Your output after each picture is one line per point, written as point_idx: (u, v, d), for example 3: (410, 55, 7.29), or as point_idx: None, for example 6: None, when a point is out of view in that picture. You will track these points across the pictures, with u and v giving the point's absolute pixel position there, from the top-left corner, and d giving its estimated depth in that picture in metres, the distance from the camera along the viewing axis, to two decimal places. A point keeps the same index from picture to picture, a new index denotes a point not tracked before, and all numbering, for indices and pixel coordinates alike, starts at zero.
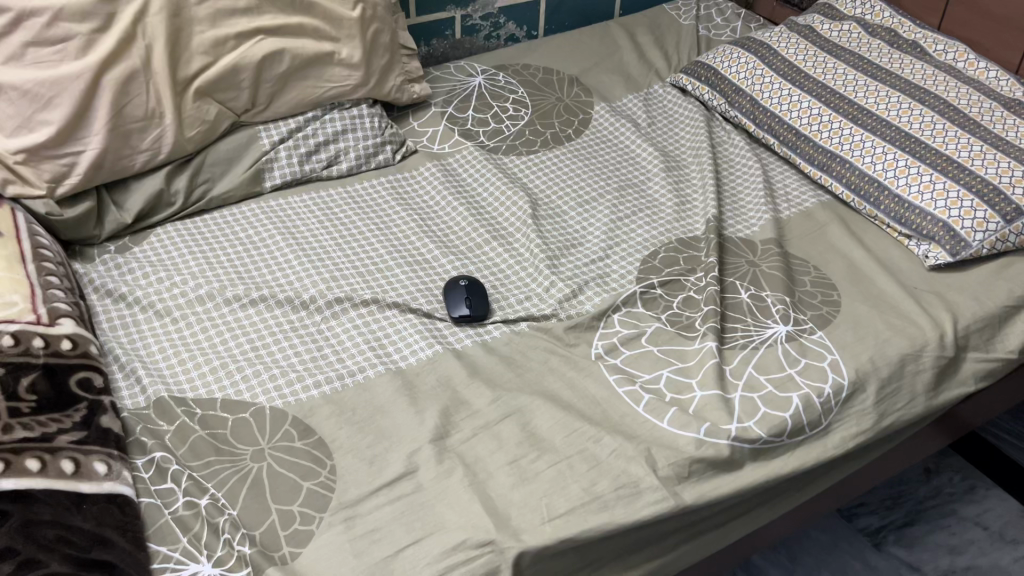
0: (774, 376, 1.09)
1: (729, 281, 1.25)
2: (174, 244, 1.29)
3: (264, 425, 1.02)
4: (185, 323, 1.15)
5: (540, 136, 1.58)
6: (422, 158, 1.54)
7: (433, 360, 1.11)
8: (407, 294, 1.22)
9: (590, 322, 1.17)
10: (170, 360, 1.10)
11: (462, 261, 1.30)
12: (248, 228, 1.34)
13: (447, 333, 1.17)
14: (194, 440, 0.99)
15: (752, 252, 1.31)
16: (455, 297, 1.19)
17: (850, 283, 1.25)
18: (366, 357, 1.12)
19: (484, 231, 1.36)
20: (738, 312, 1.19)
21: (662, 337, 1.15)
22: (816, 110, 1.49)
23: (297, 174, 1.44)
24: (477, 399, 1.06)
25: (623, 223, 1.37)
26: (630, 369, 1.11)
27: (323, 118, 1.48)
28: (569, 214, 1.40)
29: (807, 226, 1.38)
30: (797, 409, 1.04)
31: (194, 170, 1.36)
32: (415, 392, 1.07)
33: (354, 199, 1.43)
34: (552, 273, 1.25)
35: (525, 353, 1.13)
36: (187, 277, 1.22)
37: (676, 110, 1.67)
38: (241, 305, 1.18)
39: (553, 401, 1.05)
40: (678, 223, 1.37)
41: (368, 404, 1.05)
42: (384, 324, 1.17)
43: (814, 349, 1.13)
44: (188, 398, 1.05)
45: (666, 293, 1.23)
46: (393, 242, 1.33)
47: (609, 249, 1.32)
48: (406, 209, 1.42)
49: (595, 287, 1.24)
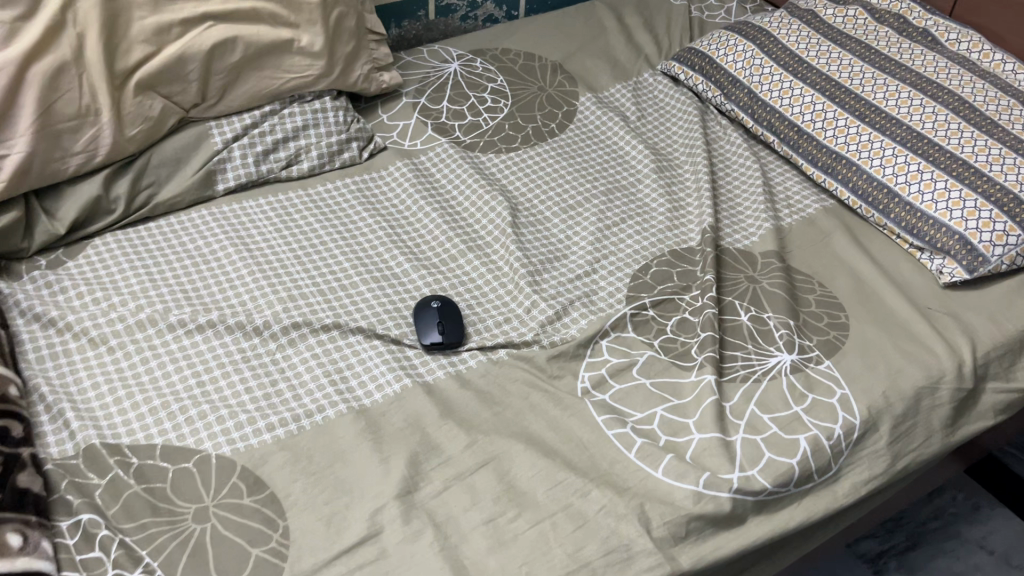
0: (778, 414, 0.98)
1: (728, 301, 1.14)
2: (114, 259, 1.16)
3: (208, 478, 0.90)
4: (121, 354, 1.03)
5: (521, 131, 1.46)
6: (391, 156, 1.41)
7: (402, 397, 1.00)
8: (373, 317, 1.10)
9: (575, 350, 1.05)
10: (103, 399, 0.97)
11: (435, 276, 1.18)
12: (197, 239, 1.22)
13: (417, 364, 1.05)
14: (128, 497, 0.88)
15: (752, 266, 1.20)
16: (427, 322, 1.07)
17: (859, 302, 1.15)
18: (326, 394, 1.00)
19: (459, 241, 1.24)
20: (738, 338, 1.08)
21: (655, 367, 1.04)
22: (819, 106, 1.38)
23: (252, 175, 1.31)
24: (448, 444, 0.95)
25: (611, 231, 1.26)
26: (620, 406, 1.00)
27: (281, 113, 1.34)
28: (552, 221, 1.28)
29: (810, 234, 1.27)
30: (805, 454, 0.94)
31: (136, 173, 1.23)
32: (380, 436, 0.95)
33: (316, 204, 1.30)
34: (533, 292, 1.14)
35: (503, 386, 1.02)
36: (126, 298, 1.09)
37: (667, 101, 1.55)
38: (186, 331, 1.06)
39: (535, 447, 0.94)
40: (670, 231, 1.26)
41: (326, 450, 0.94)
42: (346, 353, 1.05)
43: (822, 382, 1.02)
44: (123, 445, 0.93)
45: (659, 315, 1.12)
46: (359, 254, 1.21)
47: (597, 262, 1.20)
48: (374, 215, 1.29)
49: (580, 307, 1.13)
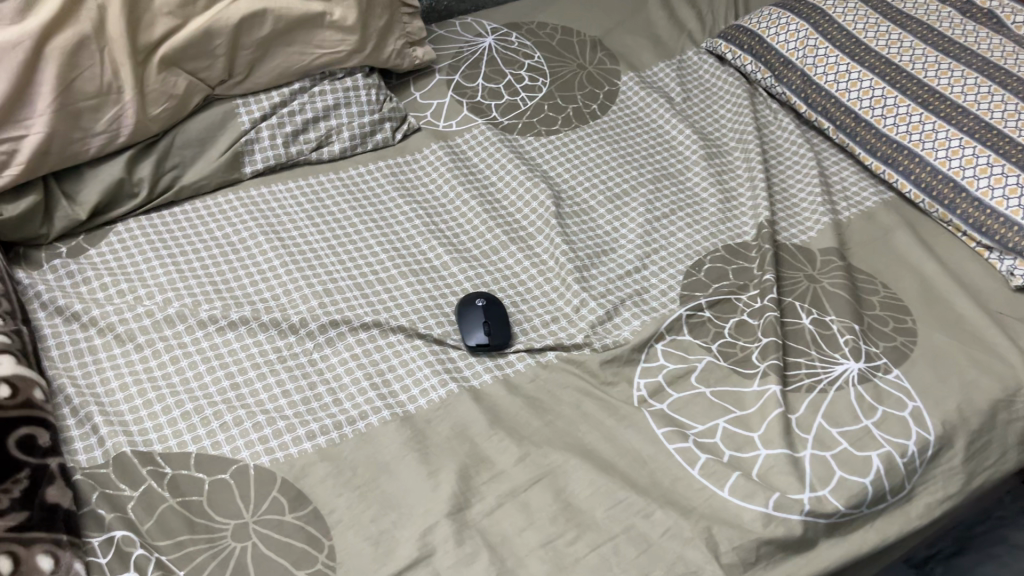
0: (848, 429, 0.93)
1: (788, 302, 1.08)
2: (139, 248, 1.10)
3: (247, 491, 0.85)
4: (150, 352, 0.97)
5: (561, 112, 1.39)
6: (425, 137, 1.34)
7: (448, 404, 0.94)
8: (413, 314, 1.04)
9: (629, 355, 1.00)
10: (132, 402, 0.92)
11: (476, 270, 1.12)
12: (225, 226, 1.15)
13: (462, 367, 0.99)
14: (162, 511, 0.82)
15: (811, 264, 1.13)
16: (472, 321, 1.01)
17: (925, 306, 1.09)
18: (367, 399, 0.94)
19: (500, 232, 1.17)
20: (801, 343, 1.02)
21: (714, 374, 0.99)
22: (879, 91, 1.30)
23: (281, 157, 1.24)
24: (499, 457, 0.89)
25: (661, 223, 1.19)
26: (680, 417, 0.94)
27: (311, 91, 1.27)
28: (598, 210, 1.22)
29: (870, 229, 1.21)
30: (878, 472, 0.89)
31: (160, 154, 1.16)
32: (427, 446, 0.90)
33: (348, 189, 1.24)
34: (583, 289, 1.07)
35: (555, 392, 0.97)
36: (153, 292, 1.03)
37: (714, 83, 1.48)
38: (218, 328, 1.00)
39: (592, 461, 0.89)
40: (723, 224, 1.20)
41: (371, 461, 0.88)
42: (387, 354, 0.99)
43: (892, 393, 0.97)
44: (155, 454, 0.87)
45: (716, 316, 1.06)
46: (395, 245, 1.15)
47: (647, 257, 1.14)
48: (409, 201, 1.22)
49: (632, 306, 1.07)
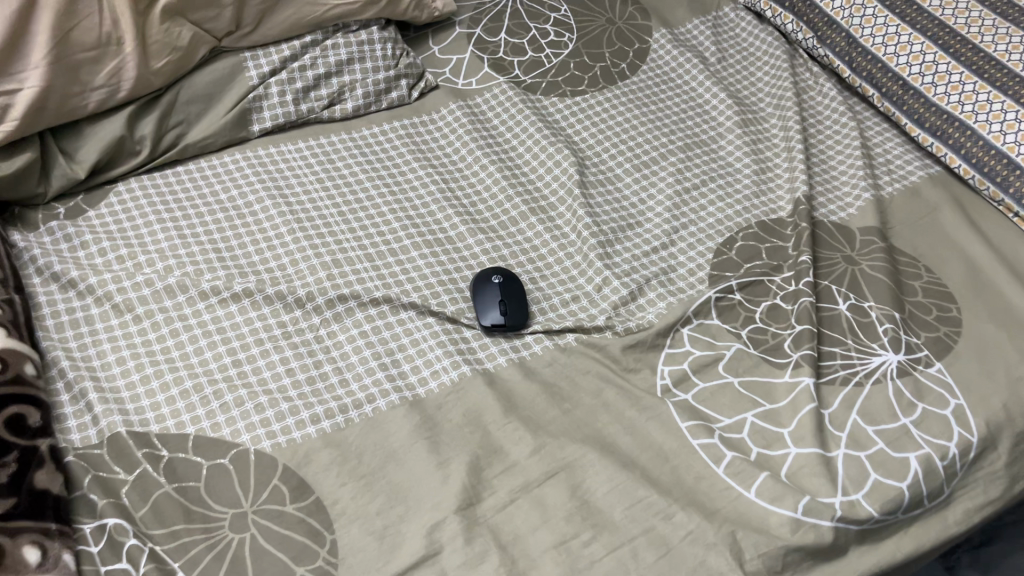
0: (885, 427, 0.87)
1: (824, 285, 1.01)
2: (140, 210, 1.04)
3: (246, 478, 0.80)
4: (149, 324, 0.92)
5: (587, 71, 1.31)
6: (443, 96, 1.27)
7: (461, 388, 0.89)
8: (426, 289, 0.99)
9: (654, 340, 0.94)
10: (129, 378, 0.88)
11: (493, 243, 1.06)
12: (230, 188, 1.09)
13: (476, 348, 0.94)
14: (158, 498, 0.78)
15: (850, 244, 1.06)
16: (487, 299, 0.96)
17: (971, 293, 1.02)
18: (375, 380, 0.89)
19: (520, 202, 1.11)
20: (837, 332, 0.96)
21: (744, 364, 0.93)
22: (930, 57, 1.20)
23: (291, 115, 1.17)
24: (513, 448, 0.84)
25: (691, 195, 1.12)
26: (705, 410, 0.89)
27: (324, 44, 1.20)
28: (624, 179, 1.15)
29: (914, 206, 1.13)
30: (916, 475, 0.84)
31: (164, 109, 1.10)
32: (437, 434, 0.85)
33: (361, 150, 1.17)
34: (605, 267, 1.01)
35: (573, 378, 0.91)
36: (153, 259, 0.98)
37: (751, 42, 1.39)
38: (221, 300, 0.95)
39: (610, 456, 0.84)
40: (757, 198, 1.13)
41: (378, 449, 0.84)
42: (398, 332, 0.94)
43: (933, 389, 0.91)
44: (151, 435, 0.83)
45: (747, 299, 0.99)
46: (409, 213, 1.09)
47: (675, 232, 1.07)
48: (424, 165, 1.16)
49: (657, 286, 1.01)
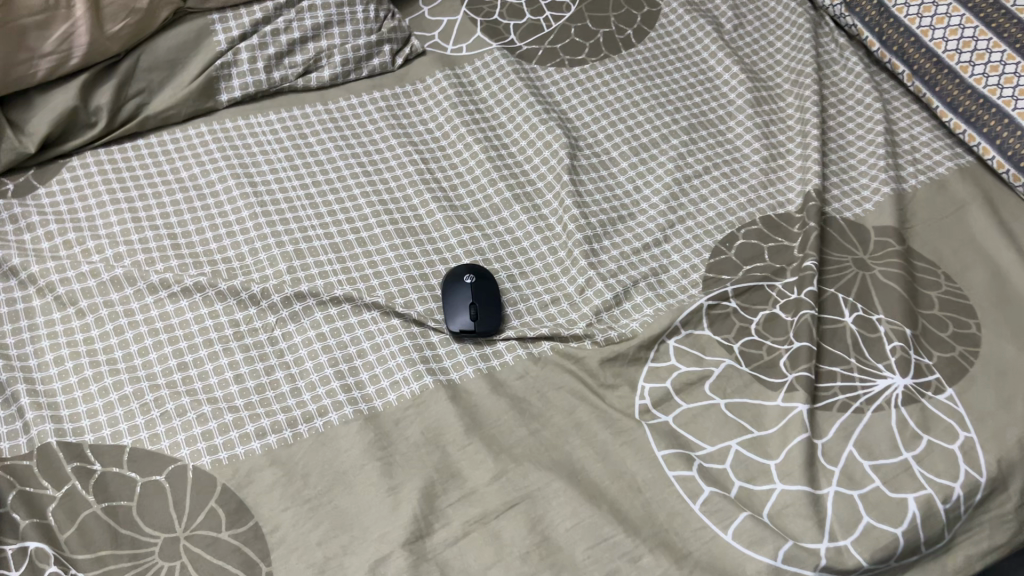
0: (884, 462, 0.79)
1: (829, 294, 0.92)
2: (93, 188, 0.97)
3: (181, 499, 0.75)
4: (92, 319, 0.86)
5: (589, 37, 1.20)
6: (429, 63, 1.17)
7: (421, 402, 0.82)
8: (392, 287, 0.92)
9: (636, 353, 0.86)
10: (66, 380, 0.82)
11: (471, 233, 0.98)
12: (193, 164, 1.02)
13: (442, 355, 0.87)
14: (85, 519, 0.73)
15: (863, 247, 0.97)
16: (457, 302, 0.88)
17: (994, 307, 0.92)
18: (330, 390, 0.83)
19: (504, 187, 1.02)
20: (839, 348, 0.88)
21: (733, 383, 0.85)
22: (970, 31, 1.07)
23: (262, 84, 1.09)
24: (472, 473, 0.78)
25: (692, 184, 1.03)
26: (686, 435, 0.81)
27: (300, 6, 1.10)
28: (620, 164, 1.05)
29: (939, 203, 1.03)
30: (913, 519, 0.76)
31: (122, 77, 1.01)
32: (390, 454, 0.79)
33: (336, 124, 1.09)
34: (590, 266, 0.93)
35: (545, 393, 0.84)
36: (103, 245, 0.92)
37: (772, 6, 1.27)
38: (170, 295, 0.88)
39: (577, 486, 0.77)
40: (765, 189, 1.03)
41: (326, 469, 0.77)
42: (359, 335, 0.87)
43: (941, 419, 0.82)
44: (85, 446, 0.77)
45: (743, 307, 0.91)
46: (382, 197, 1.01)
47: (670, 227, 0.99)
48: (404, 142, 1.07)
49: (645, 289, 0.92)
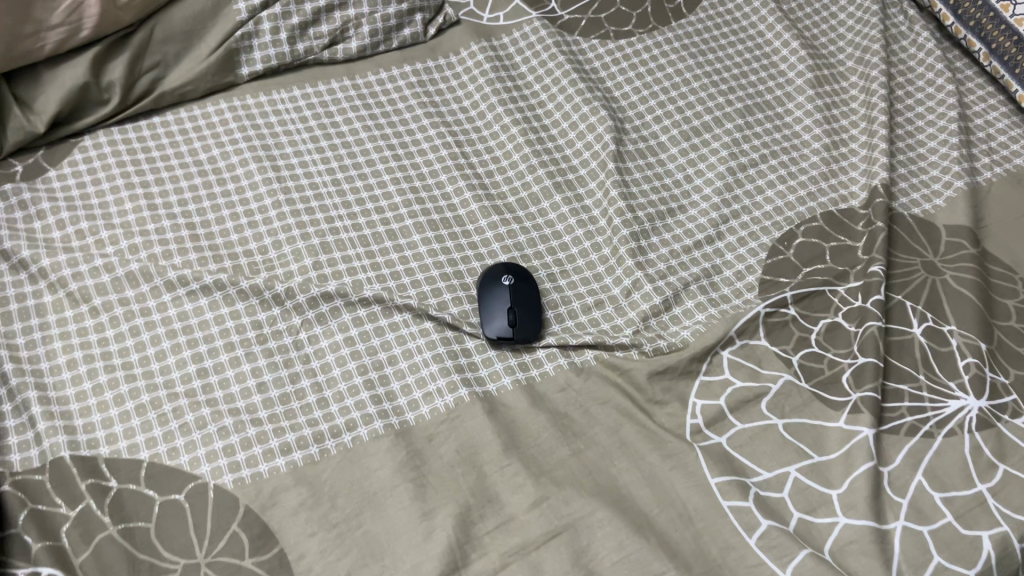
0: (956, 495, 0.73)
1: (896, 302, 0.85)
2: (106, 172, 0.91)
3: (202, 521, 0.70)
4: (107, 319, 0.81)
5: (636, 7, 1.11)
6: (464, 33, 1.09)
7: (457, 416, 0.77)
8: (425, 286, 0.86)
9: (687, 366, 0.80)
10: (80, 386, 0.77)
11: (508, 226, 0.91)
12: (212, 145, 0.95)
13: (478, 363, 0.81)
14: (100, 541, 0.68)
15: (933, 248, 0.89)
16: (494, 306, 0.82)
17: None
18: (359, 402, 0.77)
19: (544, 174, 0.95)
20: (907, 364, 0.81)
21: (792, 401, 0.79)
22: None
23: (285, 57, 1.01)
24: (510, 497, 0.72)
25: (747, 174, 0.96)
26: (742, 460, 0.75)
27: None
28: (669, 149, 0.98)
29: (1016, 199, 0.95)
30: (988, 559, 0.70)
31: (135, 50, 0.94)
32: (423, 474, 0.74)
33: (364, 101, 1.02)
34: (637, 267, 0.86)
35: (588, 408, 0.78)
36: (117, 235, 0.86)
37: None
38: (189, 293, 0.83)
39: (624, 515, 0.71)
40: (826, 180, 0.96)
41: (355, 490, 0.73)
42: (389, 340, 0.82)
43: (1018, 447, 0.76)
44: (99, 460, 0.73)
45: (803, 315, 0.84)
46: (414, 184, 0.94)
47: (724, 223, 0.91)
48: (437, 122, 1.00)
49: (696, 292, 0.86)
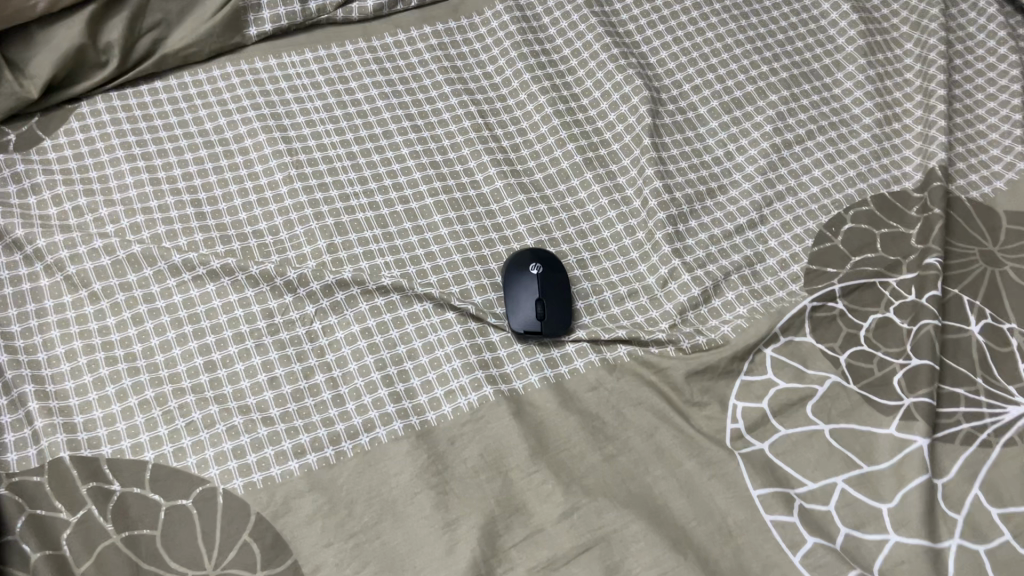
0: (1015, 510, 0.68)
1: (952, 296, 0.79)
2: (105, 143, 0.85)
3: (211, 530, 0.65)
4: (108, 306, 0.75)
5: None
6: None
7: (480, 418, 0.72)
8: (447, 272, 0.80)
9: (727, 364, 0.75)
10: (80, 380, 0.72)
11: (536, 206, 0.85)
12: (218, 114, 0.89)
13: (503, 358, 0.76)
14: (103, 551, 0.64)
15: (993, 237, 0.83)
16: (520, 297, 0.76)
17: None
18: (377, 399, 0.73)
19: (574, 149, 0.89)
20: (964, 365, 0.75)
21: (840, 405, 0.73)
22: None
23: (296, 16, 0.95)
24: (539, 507, 0.68)
25: (792, 151, 0.90)
26: (785, 469, 0.70)
27: None
28: (709, 122, 0.93)
29: None
30: None
31: (133, 9, 0.88)
32: (445, 481, 0.69)
33: (380, 65, 0.95)
34: (674, 254, 0.81)
35: (621, 410, 0.73)
36: (118, 214, 0.80)
37: None
38: (195, 278, 0.77)
39: (660, 528, 0.67)
40: (877, 159, 0.90)
41: (373, 498, 0.68)
42: (409, 332, 0.77)
43: None
44: (101, 461, 0.68)
45: (852, 310, 0.78)
46: (435, 158, 0.88)
47: (767, 206, 0.86)
48: (458, 89, 0.94)
49: (737, 283, 0.81)
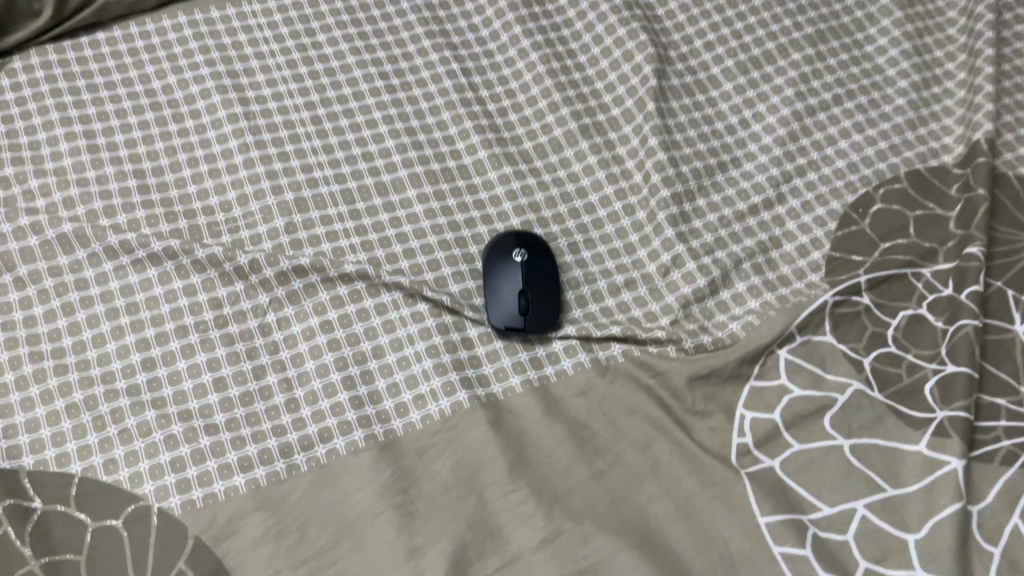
0: None
1: (995, 291, 0.70)
2: (38, 103, 0.75)
3: (143, 558, 0.57)
4: (35, 294, 0.66)
5: None
6: None
7: (453, 427, 0.63)
8: (421, 256, 0.71)
9: (736, 369, 0.65)
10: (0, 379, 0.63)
11: (523, 180, 0.76)
12: (167, 70, 0.79)
13: (481, 357, 0.67)
14: None
15: None
16: (502, 284, 0.67)
17: None
18: (336, 405, 0.64)
19: (568, 113, 0.79)
20: (1006, 372, 0.66)
21: (863, 416, 0.64)
22: None
23: None
24: (516, 532, 0.59)
25: (817, 119, 0.80)
26: (798, 491, 0.61)
27: None
28: (722, 84, 0.82)
29: None
30: None
31: None
32: (411, 501, 0.60)
33: (351, 15, 0.85)
34: (679, 239, 0.72)
35: (613, 420, 0.64)
36: (49, 185, 0.71)
37: None
38: (135, 262, 0.68)
39: (654, 560, 0.58)
40: (912, 129, 0.79)
41: (328, 520, 0.59)
42: (376, 326, 0.68)
43: None
44: (21, 475, 0.59)
45: (880, 305, 0.69)
46: (411, 123, 0.78)
47: (786, 183, 0.76)
48: (438, 43, 0.84)
49: (749, 273, 0.71)
